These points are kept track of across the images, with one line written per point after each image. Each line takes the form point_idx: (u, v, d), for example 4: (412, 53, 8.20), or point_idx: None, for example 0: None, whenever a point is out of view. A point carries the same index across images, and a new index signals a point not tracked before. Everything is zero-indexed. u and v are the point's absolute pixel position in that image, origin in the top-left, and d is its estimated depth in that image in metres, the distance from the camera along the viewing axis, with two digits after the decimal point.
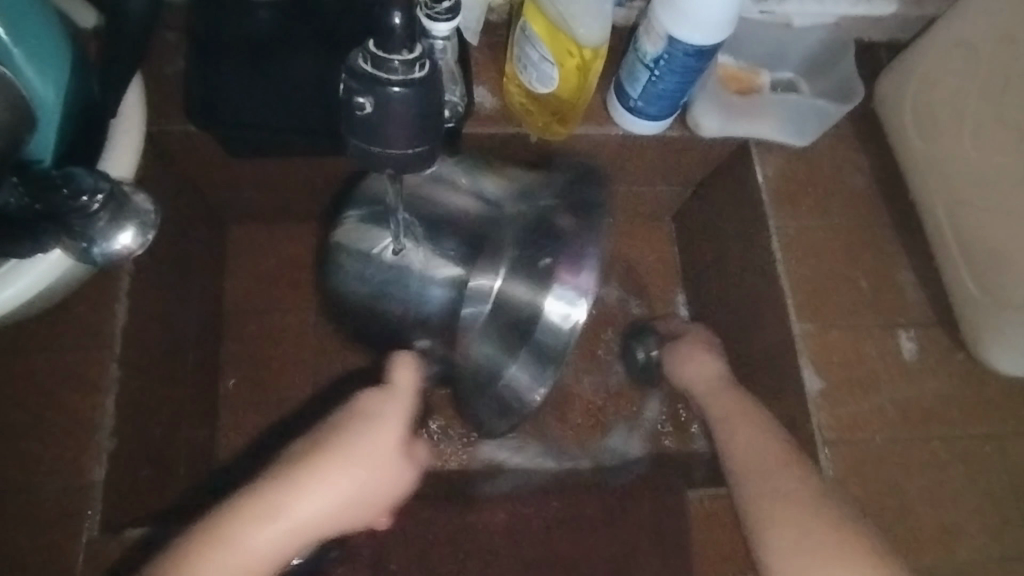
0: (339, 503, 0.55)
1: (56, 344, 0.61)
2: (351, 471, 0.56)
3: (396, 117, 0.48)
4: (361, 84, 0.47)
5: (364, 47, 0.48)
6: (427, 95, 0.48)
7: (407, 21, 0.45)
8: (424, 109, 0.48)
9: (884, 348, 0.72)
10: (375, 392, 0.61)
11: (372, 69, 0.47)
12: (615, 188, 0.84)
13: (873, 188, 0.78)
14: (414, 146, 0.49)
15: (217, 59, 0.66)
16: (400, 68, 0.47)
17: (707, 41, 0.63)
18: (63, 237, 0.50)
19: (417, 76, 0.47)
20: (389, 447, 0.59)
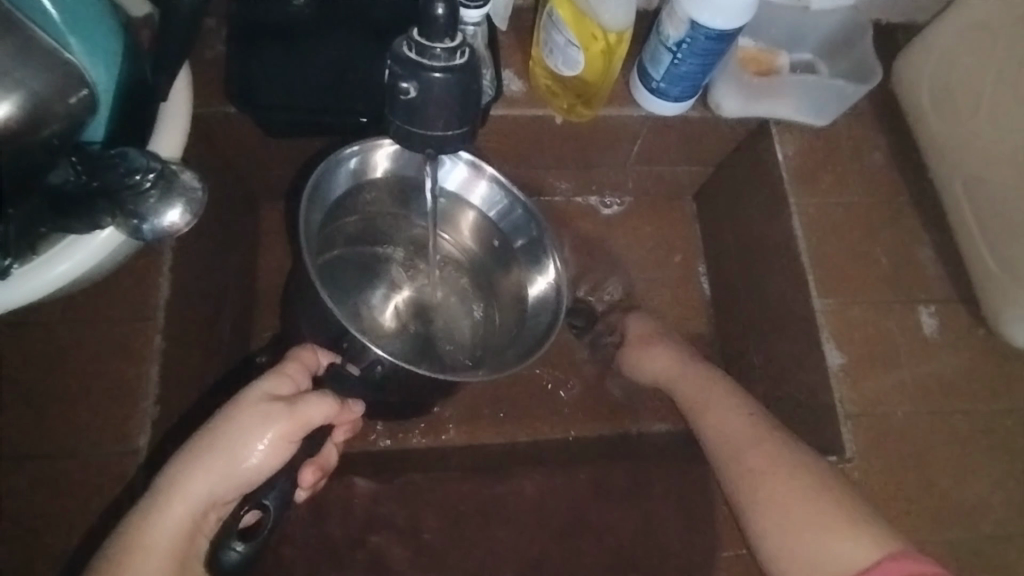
0: (223, 471, 0.55)
1: (105, 318, 0.64)
2: (225, 445, 0.56)
3: (436, 101, 0.50)
4: (404, 69, 0.49)
5: (406, 35, 0.50)
6: (466, 80, 0.50)
7: (450, 10, 0.48)
8: (464, 93, 0.50)
9: (904, 323, 0.74)
10: (271, 369, 0.61)
11: (414, 56, 0.49)
12: (636, 169, 0.86)
13: (892, 168, 0.79)
14: (453, 127, 0.51)
15: (255, 47, 0.69)
16: (442, 55, 0.49)
17: (729, 25, 0.65)
18: (116, 215, 0.52)
19: (457, 62, 0.49)
20: (271, 408, 0.57)
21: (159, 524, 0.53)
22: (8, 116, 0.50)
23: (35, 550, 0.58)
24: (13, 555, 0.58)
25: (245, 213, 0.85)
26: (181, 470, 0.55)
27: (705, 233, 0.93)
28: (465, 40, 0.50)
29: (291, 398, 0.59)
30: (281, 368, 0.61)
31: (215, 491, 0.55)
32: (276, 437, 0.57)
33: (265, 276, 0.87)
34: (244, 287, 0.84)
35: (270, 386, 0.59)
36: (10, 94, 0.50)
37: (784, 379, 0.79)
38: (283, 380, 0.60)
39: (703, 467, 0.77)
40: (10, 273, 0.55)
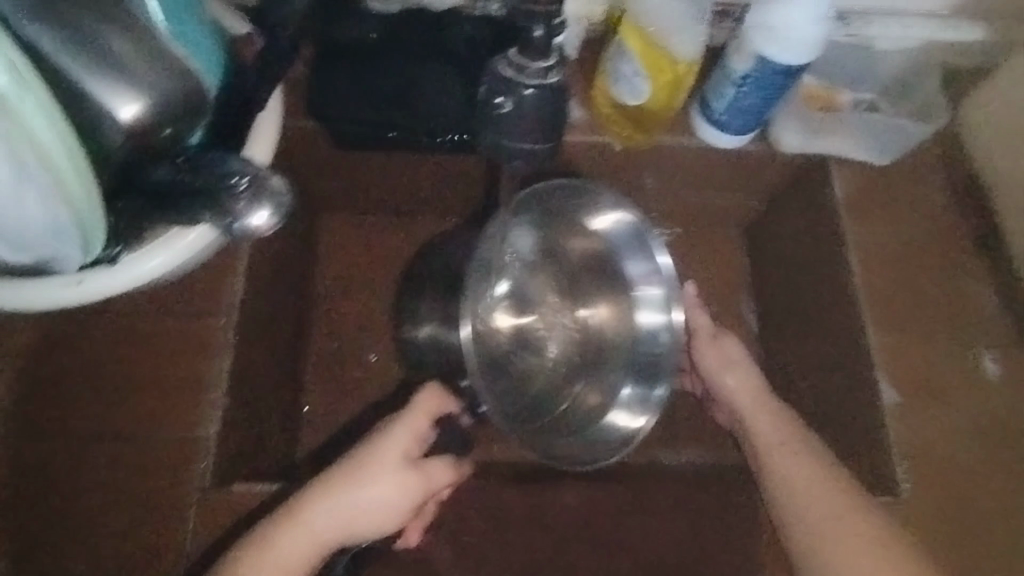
0: (343, 518, 0.62)
1: (184, 311, 0.69)
2: (364, 504, 0.63)
3: (527, 119, 0.64)
4: None
5: (506, 56, 0.62)
6: (552, 97, 0.63)
7: (545, 28, 0.58)
8: (549, 110, 0.64)
9: (964, 366, 0.72)
10: (405, 421, 0.66)
11: None
12: (689, 198, 0.88)
13: (955, 209, 0.79)
14: None
15: (340, 66, 0.74)
16: (536, 71, 0.61)
17: (796, 61, 0.67)
18: (210, 212, 0.57)
19: (550, 80, 0.62)
20: (398, 472, 0.64)
21: (276, 556, 0.59)
22: (136, 117, 0.53)
23: (109, 522, 0.62)
24: (89, 525, 0.62)
25: (312, 223, 0.89)
26: (314, 510, 0.61)
27: (755, 265, 0.93)
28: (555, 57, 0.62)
29: (420, 465, 0.65)
30: (416, 425, 0.66)
31: (339, 533, 0.62)
32: (392, 496, 0.63)
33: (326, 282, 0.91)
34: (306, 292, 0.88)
35: (400, 452, 0.65)
36: (139, 98, 0.52)
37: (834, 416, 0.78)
38: (409, 438, 0.65)
39: (747, 499, 0.76)
40: (118, 261, 0.60)
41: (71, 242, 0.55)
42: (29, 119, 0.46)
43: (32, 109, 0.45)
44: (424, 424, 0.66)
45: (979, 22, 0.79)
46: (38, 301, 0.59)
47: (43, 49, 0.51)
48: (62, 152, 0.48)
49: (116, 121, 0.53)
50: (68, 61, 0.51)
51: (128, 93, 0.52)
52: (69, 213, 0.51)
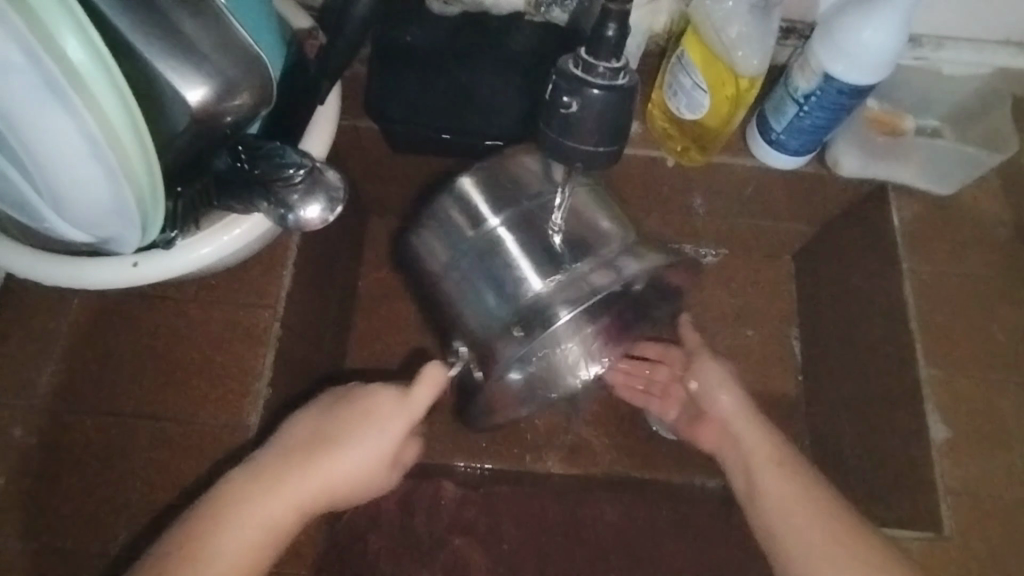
0: (319, 486, 0.60)
1: (233, 299, 0.70)
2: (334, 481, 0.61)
3: (591, 120, 0.53)
4: (568, 83, 0.52)
5: (573, 53, 0.54)
6: (622, 99, 0.52)
7: (619, 33, 0.52)
8: (617, 116, 0.53)
9: (1022, 407, 0.69)
10: (397, 403, 0.63)
11: (579, 73, 0.53)
12: (738, 218, 0.86)
13: (1018, 244, 0.76)
14: (605, 143, 0.54)
15: (398, 65, 0.75)
16: (606, 73, 0.52)
17: (864, 81, 0.65)
18: (267, 203, 0.58)
19: (620, 82, 0.52)
20: (383, 437, 0.62)
21: (253, 523, 0.56)
22: (202, 101, 0.53)
23: (147, 503, 0.63)
24: (129, 505, 0.62)
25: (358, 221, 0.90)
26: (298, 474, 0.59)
27: (802, 291, 0.91)
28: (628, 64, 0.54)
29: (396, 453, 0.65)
30: (402, 406, 0.63)
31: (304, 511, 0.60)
32: (375, 456, 0.62)
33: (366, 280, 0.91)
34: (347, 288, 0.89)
35: (387, 415, 0.63)
36: (207, 83, 0.53)
37: (877, 447, 0.75)
38: (401, 405, 0.63)
39: None
40: (173, 244, 0.61)
41: (129, 225, 0.55)
42: (103, 102, 0.46)
43: (108, 93, 0.46)
44: (411, 405, 0.64)
45: None
46: (94, 279, 0.60)
47: (122, 31, 0.51)
48: (129, 130, 0.48)
49: (183, 106, 0.53)
50: (141, 42, 0.52)
51: (197, 78, 0.53)
52: (131, 193, 0.51)
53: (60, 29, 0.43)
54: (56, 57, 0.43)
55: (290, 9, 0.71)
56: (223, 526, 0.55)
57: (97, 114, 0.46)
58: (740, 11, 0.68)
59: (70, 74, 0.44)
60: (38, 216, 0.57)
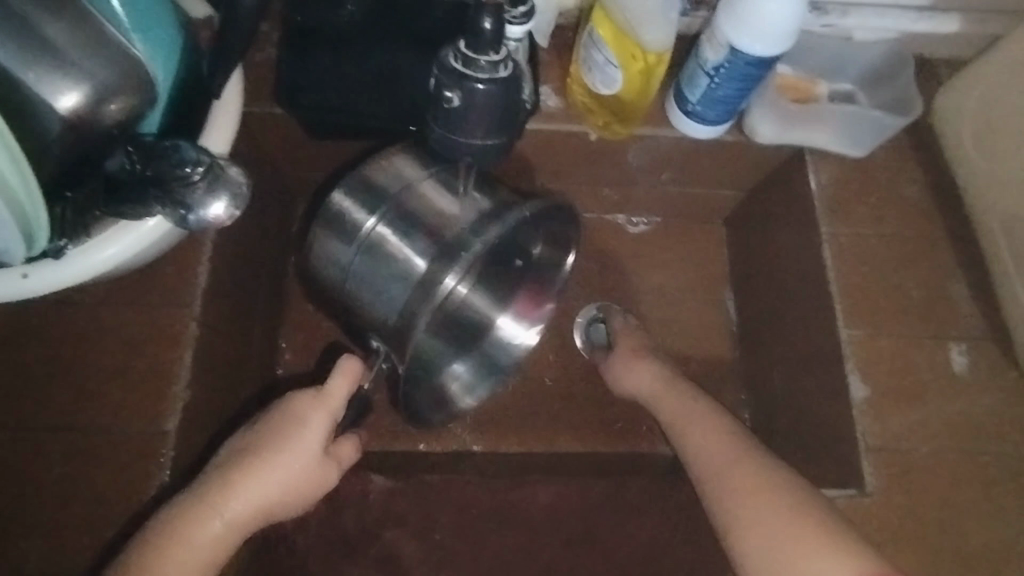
0: (262, 492, 0.59)
1: (144, 302, 0.67)
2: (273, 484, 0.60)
3: (478, 109, 0.53)
4: (449, 79, 0.51)
5: (454, 46, 0.52)
6: (507, 91, 0.52)
7: (497, 25, 0.50)
8: (504, 105, 0.52)
9: (934, 359, 0.72)
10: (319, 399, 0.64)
11: (460, 66, 0.52)
12: (666, 189, 0.87)
13: (929, 201, 0.79)
14: (490, 138, 0.54)
15: (305, 49, 0.72)
16: (486, 67, 0.51)
17: (768, 53, 0.66)
18: (165, 204, 0.55)
19: (502, 75, 0.51)
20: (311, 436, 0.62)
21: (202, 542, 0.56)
22: (78, 107, 0.52)
23: (63, 518, 0.60)
24: (43, 523, 0.60)
25: (283, 211, 0.87)
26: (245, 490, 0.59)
27: (733, 257, 0.93)
28: (510, 54, 0.52)
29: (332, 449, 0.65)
30: (324, 402, 0.64)
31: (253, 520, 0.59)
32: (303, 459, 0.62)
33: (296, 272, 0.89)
34: (276, 281, 0.86)
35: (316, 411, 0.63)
36: (79, 86, 0.51)
37: (804, 407, 0.78)
38: (320, 402, 0.64)
39: None
40: (63, 254, 0.57)
41: (9, 238, 0.52)
42: None
43: None
44: (333, 400, 0.64)
45: (953, 12, 0.78)
46: None
47: None
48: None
49: (57, 111, 0.51)
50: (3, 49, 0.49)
51: (69, 81, 0.51)
52: (2, 204, 0.48)
53: None
54: None
55: None
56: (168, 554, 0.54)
57: None
58: None
59: None
60: None
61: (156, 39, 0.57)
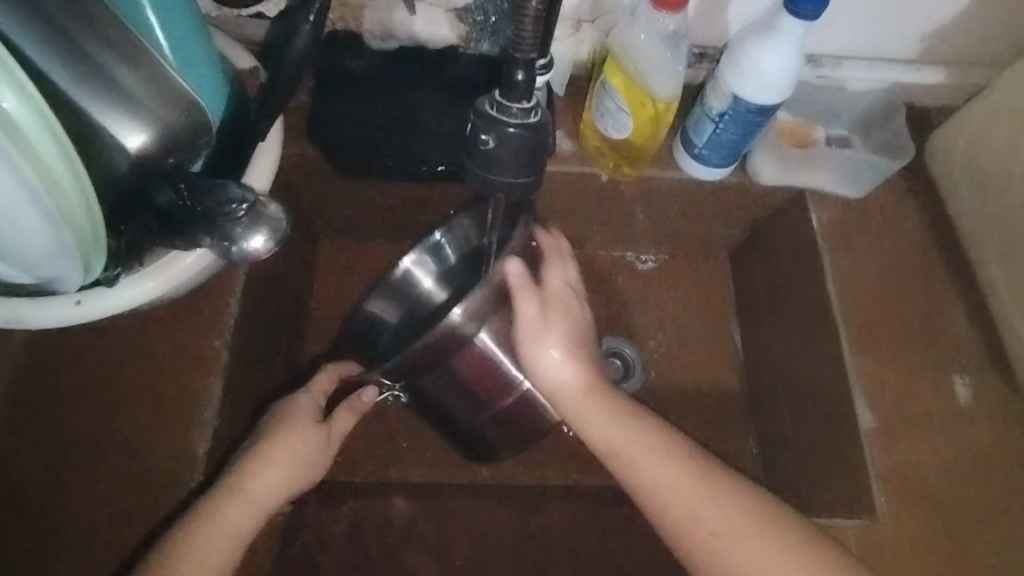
0: (279, 474, 0.66)
1: (178, 330, 0.70)
2: (289, 460, 0.67)
3: (511, 152, 0.56)
4: (485, 123, 0.56)
5: (489, 94, 0.57)
6: (538, 135, 0.56)
7: (528, 76, 0.55)
8: (535, 146, 0.56)
9: (939, 390, 0.75)
10: (306, 390, 0.73)
11: (494, 113, 0.56)
12: (672, 225, 0.91)
13: (926, 238, 0.83)
14: (524, 175, 0.57)
15: (336, 98, 0.77)
16: (518, 113, 0.55)
17: (770, 101, 0.71)
18: (212, 237, 0.60)
19: (532, 121, 0.55)
20: (314, 418, 0.71)
21: (223, 523, 0.60)
22: (144, 146, 0.57)
23: (95, 540, 0.62)
24: (75, 545, 0.62)
25: (306, 246, 0.91)
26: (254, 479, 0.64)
27: (737, 290, 0.96)
28: (539, 101, 0.57)
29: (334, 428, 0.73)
30: (311, 391, 0.73)
31: (273, 497, 0.65)
32: (312, 435, 0.70)
33: (318, 306, 0.92)
34: (300, 314, 0.89)
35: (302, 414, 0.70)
36: (145, 128, 0.56)
37: (813, 438, 0.80)
38: (314, 395, 0.73)
39: None
40: (116, 283, 0.64)
41: (70, 266, 0.57)
42: (37, 146, 0.48)
43: (45, 142, 0.49)
44: (317, 392, 0.74)
45: (938, 65, 0.83)
46: (35, 317, 0.63)
47: (56, 83, 0.53)
48: (71, 180, 0.51)
49: (126, 150, 0.56)
50: (79, 95, 0.54)
51: (133, 123, 0.56)
52: (72, 237, 0.54)
53: None
54: None
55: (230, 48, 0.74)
56: (191, 536, 0.58)
57: (33, 161, 0.49)
58: (653, 40, 0.72)
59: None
60: None
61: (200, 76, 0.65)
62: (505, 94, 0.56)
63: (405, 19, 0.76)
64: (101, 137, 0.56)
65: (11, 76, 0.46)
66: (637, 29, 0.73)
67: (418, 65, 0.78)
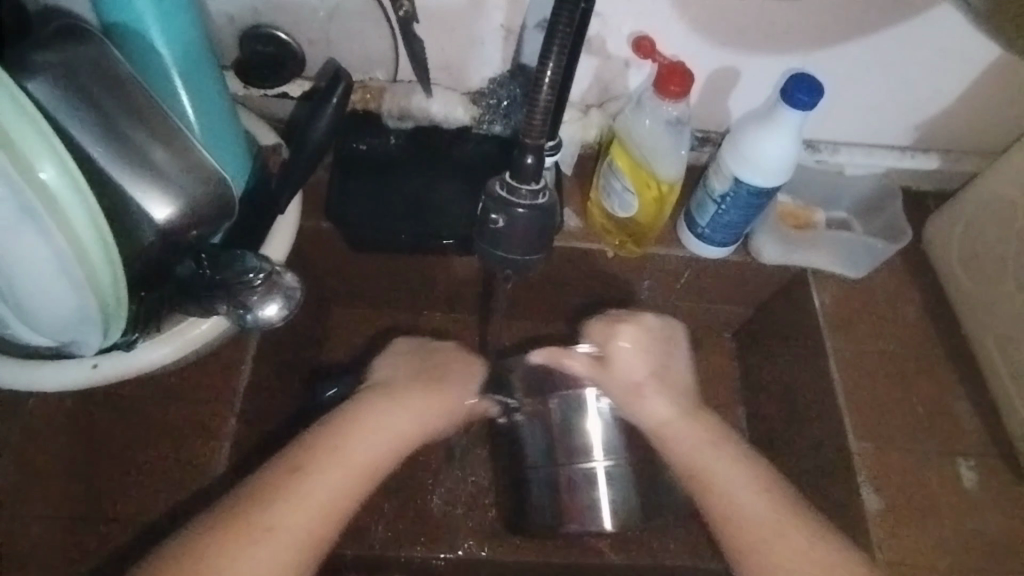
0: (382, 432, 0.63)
1: (189, 397, 0.72)
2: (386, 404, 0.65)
3: (521, 232, 0.59)
4: (497, 205, 0.58)
5: (501, 176, 0.59)
6: (546, 216, 0.58)
7: (538, 160, 0.57)
8: (544, 227, 0.59)
9: (945, 474, 0.75)
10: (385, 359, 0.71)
11: (506, 194, 0.59)
12: (677, 303, 0.93)
13: (926, 320, 0.84)
14: (534, 254, 0.60)
15: (354, 173, 0.81)
16: (528, 195, 0.58)
17: (769, 183, 0.74)
18: (227, 305, 0.62)
19: (541, 202, 0.58)
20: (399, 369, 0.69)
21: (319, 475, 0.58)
22: (169, 219, 0.59)
23: None
24: None
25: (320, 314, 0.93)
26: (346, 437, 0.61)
27: (742, 370, 0.98)
28: (548, 182, 0.59)
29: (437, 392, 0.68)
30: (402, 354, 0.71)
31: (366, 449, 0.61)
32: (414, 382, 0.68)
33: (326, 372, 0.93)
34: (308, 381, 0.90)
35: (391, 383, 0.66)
36: (172, 201, 0.59)
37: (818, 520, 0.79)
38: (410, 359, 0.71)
39: None
40: (134, 346, 0.66)
41: (91, 330, 0.59)
42: (71, 217, 0.51)
43: (80, 213, 0.51)
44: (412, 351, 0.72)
45: (934, 152, 0.86)
46: (50, 382, 0.64)
47: (94, 158, 0.57)
48: (99, 248, 0.53)
49: (153, 223, 0.59)
50: (113, 169, 0.57)
51: (162, 198, 0.58)
52: (94, 302, 0.55)
53: (32, 151, 0.48)
54: (29, 180, 0.48)
55: (255, 124, 0.77)
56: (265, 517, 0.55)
57: (66, 231, 0.51)
58: (659, 126, 0.76)
59: (41, 193, 0.49)
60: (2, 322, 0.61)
61: (221, 145, 0.69)
62: (517, 176, 0.58)
63: (422, 102, 0.80)
64: (129, 210, 0.58)
65: (50, 144, 0.49)
66: (644, 115, 0.76)
67: (432, 143, 0.82)
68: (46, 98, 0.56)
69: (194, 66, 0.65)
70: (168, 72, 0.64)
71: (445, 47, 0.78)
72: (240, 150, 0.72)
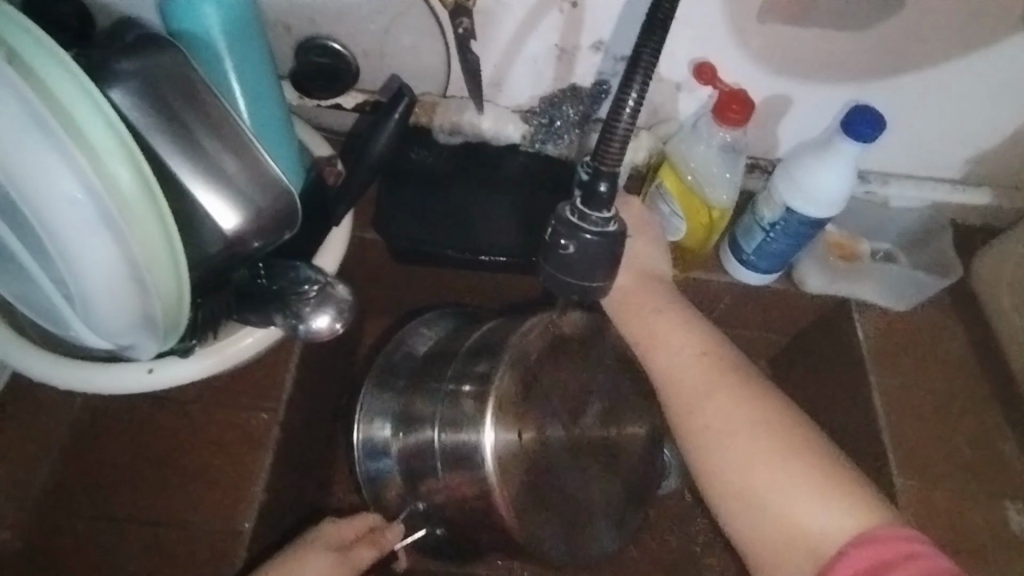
0: None
1: (236, 403, 0.72)
2: (306, 549, 0.69)
3: (589, 257, 0.58)
4: (565, 229, 0.58)
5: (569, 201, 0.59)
6: (614, 243, 0.58)
7: (610, 187, 0.57)
8: (612, 254, 0.59)
9: (992, 516, 0.73)
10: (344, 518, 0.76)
11: (576, 219, 0.58)
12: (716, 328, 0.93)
13: (973, 357, 0.83)
14: (600, 281, 0.60)
15: (402, 186, 0.81)
16: (598, 222, 0.57)
17: (821, 215, 0.73)
18: (284, 314, 0.64)
19: (611, 230, 0.58)
20: (300, 555, 0.68)
21: None
22: (237, 228, 0.60)
23: None
24: None
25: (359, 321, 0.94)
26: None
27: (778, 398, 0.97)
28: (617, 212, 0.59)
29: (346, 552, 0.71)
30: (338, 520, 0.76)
31: None
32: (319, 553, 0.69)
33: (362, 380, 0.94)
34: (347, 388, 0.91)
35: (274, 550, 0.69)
36: (239, 210, 0.60)
37: None
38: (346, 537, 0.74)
39: None
40: (190, 353, 0.67)
41: (151, 334, 0.60)
42: (143, 222, 0.53)
43: (152, 219, 0.54)
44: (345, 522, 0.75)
45: (985, 187, 0.85)
46: (109, 386, 0.66)
47: (170, 167, 0.58)
48: (167, 254, 0.56)
49: (222, 232, 0.60)
50: (186, 178, 0.59)
51: (230, 207, 0.60)
52: (161, 309, 0.58)
53: (113, 161, 0.51)
54: (109, 186, 0.51)
55: (309, 135, 0.78)
56: None
57: (137, 236, 0.53)
58: (712, 151, 0.76)
59: (118, 198, 0.51)
60: (66, 325, 0.63)
61: (282, 154, 0.71)
62: (585, 202, 0.58)
63: (474, 118, 0.80)
64: (199, 218, 0.60)
65: (131, 157, 0.52)
66: (699, 141, 0.77)
67: (482, 159, 0.83)
68: (128, 107, 0.58)
69: (264, 79, 0.68)
70: (231, 84, 0.65)
71: (500, 66, 0.78)
72: (299, 159, 0.73)
